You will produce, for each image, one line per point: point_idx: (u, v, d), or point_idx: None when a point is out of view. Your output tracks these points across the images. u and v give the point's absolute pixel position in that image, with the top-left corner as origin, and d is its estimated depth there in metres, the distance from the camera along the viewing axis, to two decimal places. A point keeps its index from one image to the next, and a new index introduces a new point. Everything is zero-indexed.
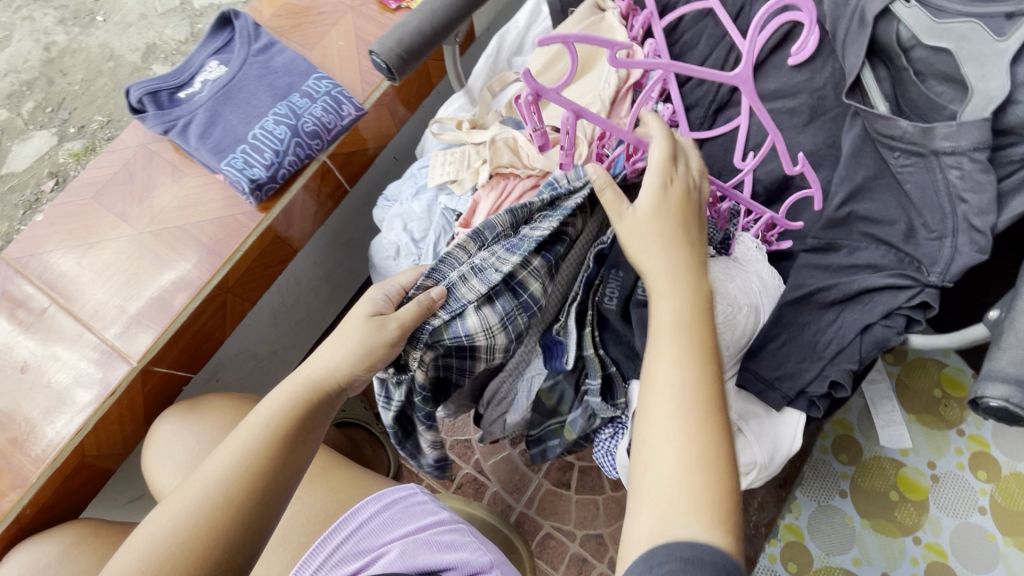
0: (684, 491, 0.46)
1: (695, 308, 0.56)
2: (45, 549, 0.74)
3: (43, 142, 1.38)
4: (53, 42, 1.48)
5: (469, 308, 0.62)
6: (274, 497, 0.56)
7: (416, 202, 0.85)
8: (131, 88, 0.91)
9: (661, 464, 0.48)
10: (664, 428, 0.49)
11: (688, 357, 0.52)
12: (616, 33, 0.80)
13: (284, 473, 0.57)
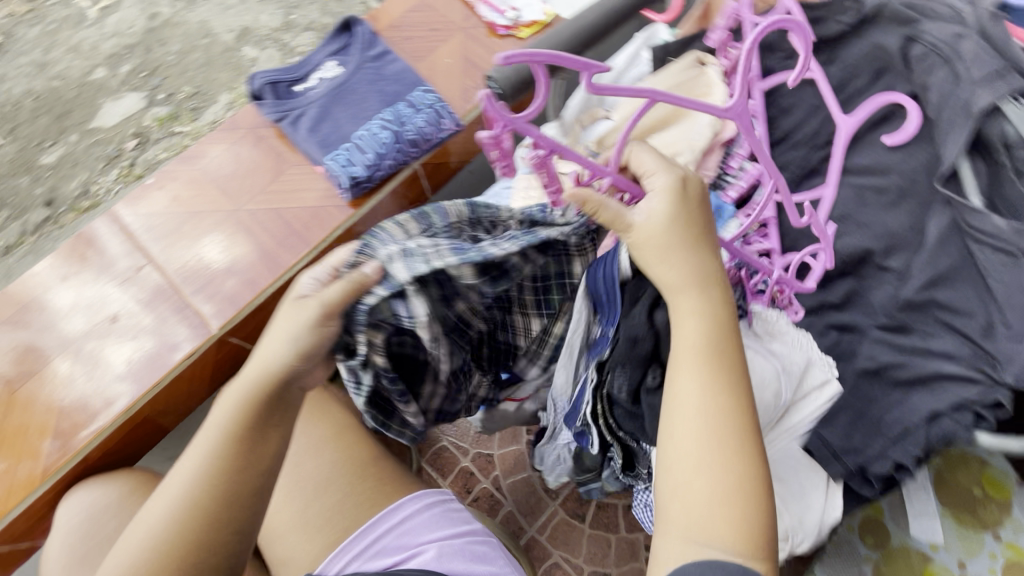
0: (708, 515, 0.51)
1: (703, 351, 0.56)
2: (107, 490, 0.78)
3: (132, 104, 1.47)
4: (157, 13, 1.59)
5: (410, 292, 0.58)
6: (259, 502, 0.55)
7: None
8: (257, 76, 1.06)
9: (696, 490, 0.52)
10: (688, 454, 0.53)
11: (714, 387, 0.54)
12: (714, 88, 0.82)
13: (251, 480, 0.54)
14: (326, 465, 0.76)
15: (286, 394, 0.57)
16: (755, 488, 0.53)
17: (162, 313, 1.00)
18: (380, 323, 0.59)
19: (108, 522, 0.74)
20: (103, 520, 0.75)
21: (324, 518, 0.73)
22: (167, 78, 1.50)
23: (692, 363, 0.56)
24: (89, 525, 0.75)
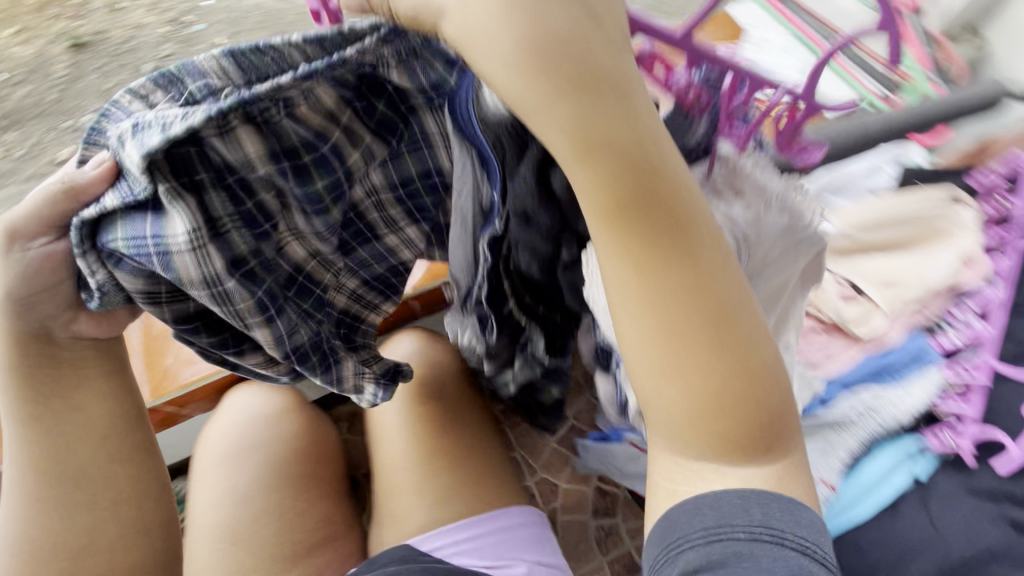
0: (685, 428, 0.45)
1: (605, 206, 0.42)
2: (265, 396, 0.88)
3: None
4: None
5: (162, 202, 0.45)
6: (107, 467, 0.66)
7: None
8: None
9: (669, 404, 0.45)
10: (651, 354, 0.45)
11: (630, 267, 0.43)
12: (965, 232, 0.81)
13: (71, 457, 0.63)
14: (456, 444, 0.85)
15: (46, 334, 0.58)
16: (734, 401, 0.44)
17: None
18: (112, 258, 0.48)
19: (263, 428, 0.85)
20: (261, 425, 0.86)
21: (443, 490, 0.81)
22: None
23: (592, 222, 0.43)
24: (245, 429, 0.85)
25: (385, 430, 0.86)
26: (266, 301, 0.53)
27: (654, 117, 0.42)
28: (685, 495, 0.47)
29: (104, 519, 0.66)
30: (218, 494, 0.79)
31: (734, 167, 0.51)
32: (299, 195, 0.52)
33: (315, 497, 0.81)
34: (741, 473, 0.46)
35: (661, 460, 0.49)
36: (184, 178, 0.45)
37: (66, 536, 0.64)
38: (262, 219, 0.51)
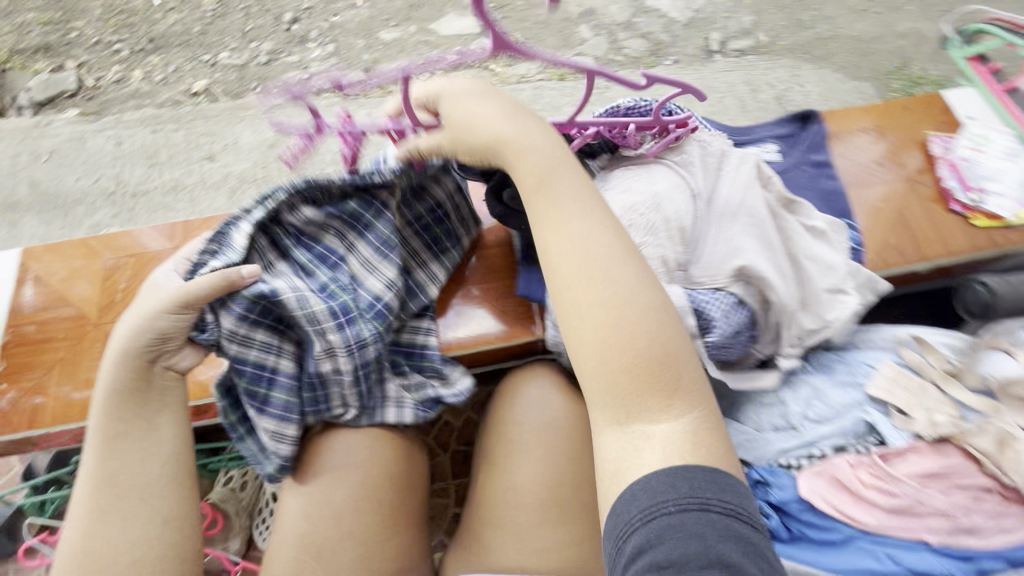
0: (597, 369, 0.57)
1: (569, 268, 0.60)
2: (367, 433, 0.78)
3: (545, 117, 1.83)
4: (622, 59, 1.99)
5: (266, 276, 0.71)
6: (166, 489, 0.66)
7: (838, 391, 0.78)
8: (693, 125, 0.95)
9: (588, 347, 0.58)
10: (597, 345, 0.57)
11: (576, 279, 0.60)
12: None
13: (145, 468, 0.65)
14: (568, 505, 0.79)
15: (151, 363, 0.67)
16: (652, 368, 0.56)
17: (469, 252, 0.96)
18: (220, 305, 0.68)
19: (360, 453, 0.76)
20: (360, 447, 0.77)
21: (544, 548, 0.77)
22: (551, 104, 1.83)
23: (559, 268, 0.61)
24: (342, 450, 0.76)
25: (503, 472, 0.82)
26: (336, 319, 0.72)
27: (499, 121, 0.67)
28: (620, 445, 0.56)
29: (153, 537, 0.63)
30: (299, 517, 0.73)
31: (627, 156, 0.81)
32: (339, 248, 0.78)
33: (407, 532, 0.76)
34: (659, 429, 0.55)
35: (608, 438, 0.57)
36: (261, 243, 0.74)
37: (112, 551, 0.61)
38: (331, 261, 0.78)
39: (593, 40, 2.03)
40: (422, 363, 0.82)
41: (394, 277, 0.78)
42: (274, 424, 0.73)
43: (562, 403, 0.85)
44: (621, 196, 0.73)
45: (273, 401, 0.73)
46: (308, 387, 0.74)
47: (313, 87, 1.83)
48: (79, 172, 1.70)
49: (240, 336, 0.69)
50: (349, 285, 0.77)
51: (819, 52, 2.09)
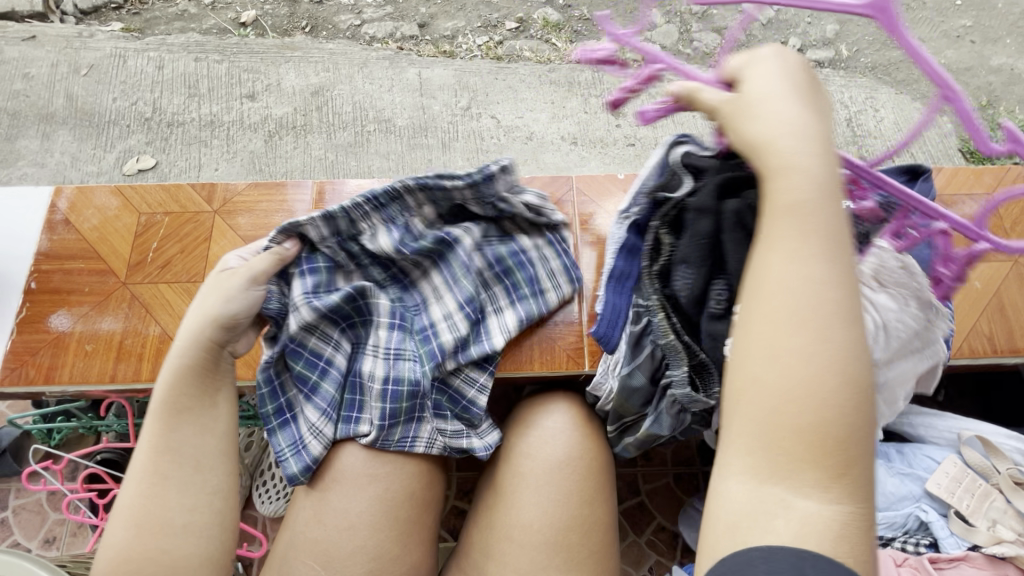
0: (770, 423, 0.47)
1: (800, 315, 0.47)
2: (384, 455, 0.78)
3: (597, 103, 1.70)
4: (689, 43, 1.79)
5: (333, 272, 0.79)
6: (214, 465, 0.69)
7: (893, 479, 0.73)
8: None
9: (773, 386, 0.47)
10: (772, 389, 0.47)
11: (791, 324, 0.47)
12: None
13: (201, 444, 0.69)
14: (576, 548, 0.76)
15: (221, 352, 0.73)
16: (827, 438, 0.46)
17: None
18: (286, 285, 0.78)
19: (378, 468, 0.77)
20: (381, 463, 0.78)
21: None
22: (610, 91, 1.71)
23: (776, 299, 0.48)
24: (362, 461, 0.77)
25: (511, 504, 0.78)
26: (393, 324, 0.80)
27: (781, 106, 0.53)
28: (756, 498, 0.47)
29: (204, 506, 0.67)
30: (314, 520, 0.75)
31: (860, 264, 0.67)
32: (420, 269, 0.82)
33: (416, 546, 0.77)
34: (804, 504, 0.45)
35: (737, 488, 0.48)
36: (343, 253, 0.79)
37: (169, 512, 0.65)
38: (407, 275, 0.82)
39: (663, 27, 1.79)
40: (464, 413, 0.81)
41: (461, 303, 0.81)
42: (314, 420, 0.78)
43: (581, 442, 0.80)
44: None
45: (320, 391, 0.78)
46: (351, 386, 0.79)
47: (363, 35, 1.72)
48: (117, 92, 1.63)
49: (310, 327, 0.77)
50: (413, 307, 0.82)
51: (904, 76, 1.84)
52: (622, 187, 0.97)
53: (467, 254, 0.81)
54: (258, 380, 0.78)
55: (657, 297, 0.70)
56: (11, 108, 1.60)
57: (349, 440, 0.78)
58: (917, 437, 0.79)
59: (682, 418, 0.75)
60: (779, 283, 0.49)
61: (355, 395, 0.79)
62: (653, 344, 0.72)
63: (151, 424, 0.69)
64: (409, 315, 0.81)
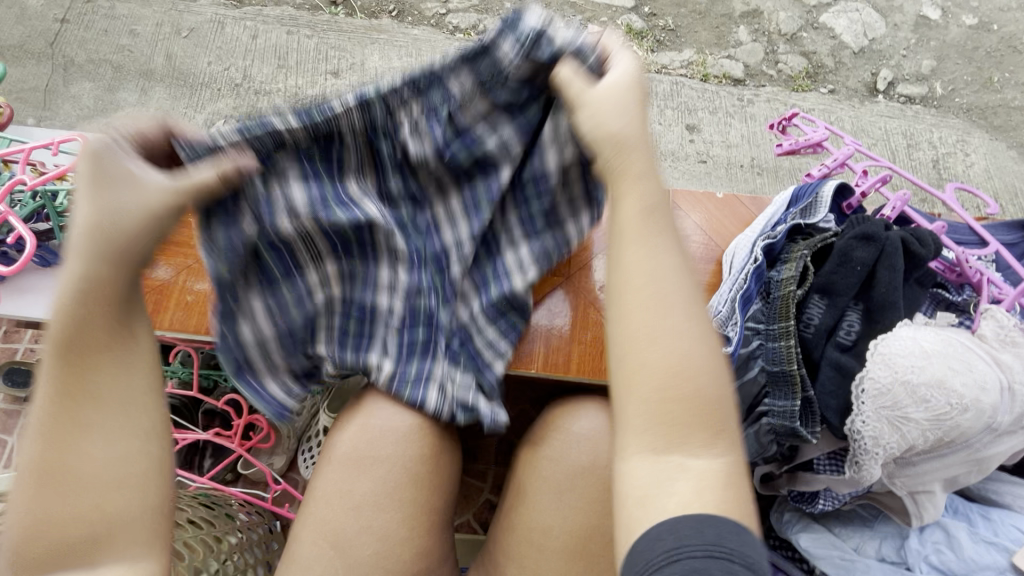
0: (655, 400, 0.52)
1: (651, 295, 0.55)
2: (395, 427, 0.76)
3: (672, 115, 1.67)
4: (775, 64, 1.73)
5: (325, 181, 0.74)
6: (138, 414, 0.53)
7: (971, 541, 0.70)
8: (880, 181, 0.74)
9: (656, 359, 0.53)
10: (649, 368, 0.53)
11: (651, 308, 0.54)
12: None
13: (116, 393, 0.52)
14: (596, 559, 0.71)
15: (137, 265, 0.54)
16: (700, 402, 0.52)
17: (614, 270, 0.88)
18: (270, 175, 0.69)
19: (381, 451, 0.75)
20: (385, 443, 0.75)
21: None
22: (687, 105, 1.68)
23: (637, 287, 0.55)
24: (361, 443, 0.75)
25: (528, 506, 0.74)
26: (408, 264, 0.78)
27: (611, 111, 0.62)
28: (650, 474, 0.51)
29: (136, 451, 0.52)
30: (326, 498, 0.73)
31: (987, 319, 0.62)
32: (445, 207, 0.80)
33: (428, 534, 0.74)
34: (695, 464, 0.51)
35: (638, 466, 0.52)
36: (368, 157, 0.76)
37: (87, 465, 0.50)
38: (427, 207, 0.80)
39: (749, 45, 1.74)
40: (478, 372, 0.79)
41: (476, 235, 0.79)
42: (285, 331, 0.75)
43: (601, 448, 0.75)
44: (921, 348, 0.59)
45: (295, 293, 0.75)
46: (355, 313, 0.78)
47: (448, 24, 1.74)
48: (213, 56, 1.69)
49: (302, 232, 0.72)
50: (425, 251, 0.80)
51: (1002, 121, 1.74)
52: (715, 205, 0.93)
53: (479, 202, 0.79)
54: (216, 271, 0.68)
55: (790, 324, 0.65)
56: (115, 62, 1.68)
57: (355, 420, 0.77)
58: (998, 504, 0.75)
59: (772, 450, 0.69)
60: (644, 273, 0.56)
61: (359, 319, 0.78)
62: (762, 369, 0.67)
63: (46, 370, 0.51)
64: (422, 254, 0.79)
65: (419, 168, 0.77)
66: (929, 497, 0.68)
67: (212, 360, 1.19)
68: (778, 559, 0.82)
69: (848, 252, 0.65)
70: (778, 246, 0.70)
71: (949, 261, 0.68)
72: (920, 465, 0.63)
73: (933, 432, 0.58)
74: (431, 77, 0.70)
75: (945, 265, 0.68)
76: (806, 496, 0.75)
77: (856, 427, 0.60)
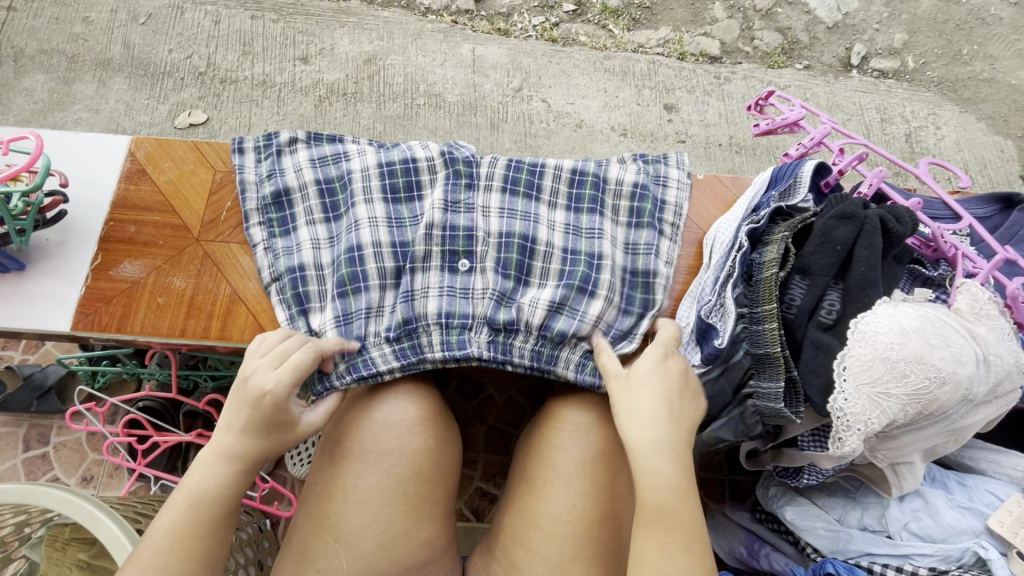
0: None
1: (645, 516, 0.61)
2: (401, 412, 0.75)
3: (650, 95, 1.66)
4: (752, 41, 1.73)
5: None
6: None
7: (948, 507, 0.72)
8: (860, 159, 0.74)
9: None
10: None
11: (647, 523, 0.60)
12: None
13: (215, 543, 0.63)
14: (605, 544, 0.71)
15: None
16: None
17: None
18: None
19: (387, 442, 0.74)
20: (389, 436, 0.74)
21: None
22: (664, 85, 1.67)
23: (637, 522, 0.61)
24: (367, 437, 0.74)
25: (538, 492, 0.73)
26: (404, 203, 0.81)
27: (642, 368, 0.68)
28: None
29: None
30: (328, 493, 0.73)
31: (964, 292, 0.63)
32: (457, 206, 0.80)
33: (429, 522, 0.73)
34: None
35: None
36: None
37: None
38: None
39: (725, 22, 1.73)
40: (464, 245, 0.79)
41: (502, 230, 0.79)
42: (297, 159, 0.83)
43: (606, 437, 0.75)
44: (899, 325, 0.59)
45: (319, 185, 0.82)
46: (329, 194, 0.82)
47: (418, 5, 1.68)
48: (173, 44, 1.61)
49: (303, 188, 0.82)
50: (411, 215, 0.81)
51: (970, 94, 1.76)
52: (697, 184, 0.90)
53: (514, 214, 0.81)
54: None
55: (774, 306, 0.65)
56: (70, 52, 1.59)
57: (361, 412, 0.76)
58: (975, 470, 0.77)
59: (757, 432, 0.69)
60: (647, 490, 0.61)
61: (344, 195, 0.81)
62: (745, 353, 0.67)
63: (177, 518, 0.62)
64: (453, 206, 0.80)
65: (405, 226, 0.80)
66: (909, 468, 0.70)
67: (190, 361, 1.16)
68: (764, 534, 0.90)
69: (828, 232, 0.65)
70: (760, 230, 0.71)
71: (925, 237, 0.69)
72: (902, 438, 0.65)
73: (913, 406, 0.59)
74: (447, 200, 0.80)
75: (920, 243, 0.69)
76: (792, 472, 0.78)
77: (838, 404, 0.60)
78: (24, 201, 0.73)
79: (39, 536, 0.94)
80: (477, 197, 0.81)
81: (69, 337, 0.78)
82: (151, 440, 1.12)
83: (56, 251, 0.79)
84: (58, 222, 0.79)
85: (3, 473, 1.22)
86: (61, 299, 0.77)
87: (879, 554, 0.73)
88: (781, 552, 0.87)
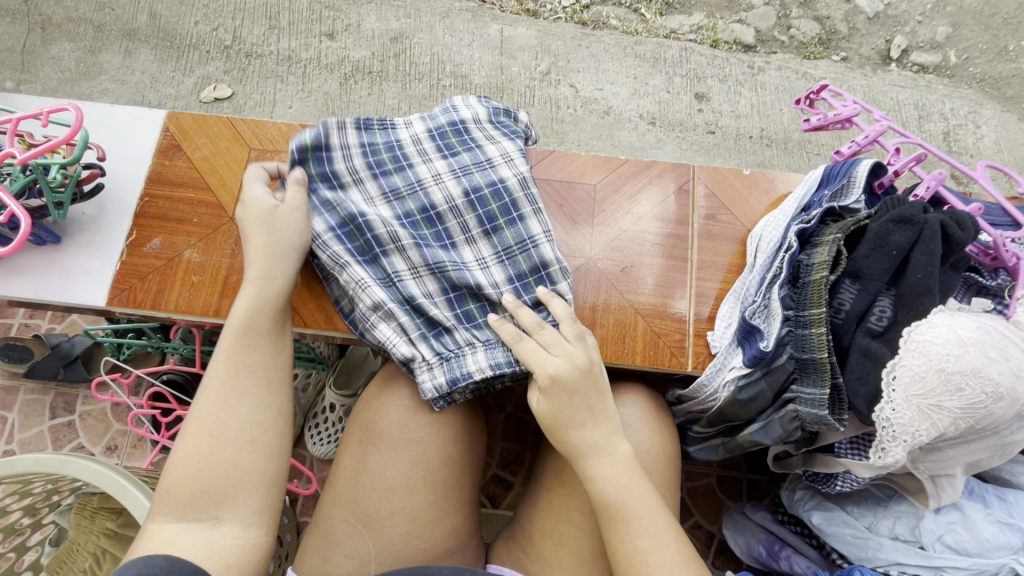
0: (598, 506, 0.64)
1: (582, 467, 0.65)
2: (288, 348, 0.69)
3: (682, 83, 1.61)
4: (790, 29, 1.67)
5: None
6: (275, 395, 0.65)
7: (987, 522, 0.71)
8: (921, 161, 0.71)
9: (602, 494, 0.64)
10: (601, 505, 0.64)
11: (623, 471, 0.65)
12: None
13: (250, 406, 0.63)
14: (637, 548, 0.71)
15: None
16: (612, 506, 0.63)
17: (647, 250, 0.84)
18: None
19: (417, 431, 0.73)
20: (418, 425, 0.74)
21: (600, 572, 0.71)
22: (696, 73, 1.62)
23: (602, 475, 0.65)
24: (395, 425, 0.74)
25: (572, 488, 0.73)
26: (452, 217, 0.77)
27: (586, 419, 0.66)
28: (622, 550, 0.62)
29: (258, 442, 0.62)
30: (354, 477, 0.73)
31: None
32: (487, 223, 0.77)
33: (456, 511, 0.73)
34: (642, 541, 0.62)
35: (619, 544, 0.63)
36: None
37: (224, 469, 0.60)
38: None
39: (761, 9, 1.66)
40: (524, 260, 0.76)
41: (520, 242, 0.76)
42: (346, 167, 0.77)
43: (651, 434, 0.74)
44: (957, 338, 0.57)
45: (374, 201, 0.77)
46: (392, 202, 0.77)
47: None
48: (199, 16, 1.58)
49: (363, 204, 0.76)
50: (451, 262, 0.75)
51: (1014, 92, 1.69)
52: (744, 183, 0.87)
53: (534, 240, 0.77)
54: None
55: (823, 311, 0.63)
56: (97, 20, 1.58)
57: (382, 398, 0.76)
58: (1015, 484, 0.76)
59: (795, 438, 0.67)
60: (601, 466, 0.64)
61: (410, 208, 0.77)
62: (789, 357, 0.66)
63: (226, 349, 0.65)
64: (485, 219, 0.77)
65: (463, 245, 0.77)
66: (950, 480, 0.68)
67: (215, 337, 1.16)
68: (784, 534, 0.89)
69: (883, 236, 0.63)
70: (811, 230, 0.69)
71: (986, 247, 0.67)
72: (946, 453, 0.63)
73: (964, 420, 0.58)
74: (485, 217, 0.77)
75: (978, 254, 0.68)
76: (822, 477, 0.77)
77: (885, 415, 0.59)
78: (62, 173, 0.73)
79: (67, 504, 0.96)
80: (520, 225, 0.77)
81: (102, 311, 0.78)
82: (175, 413, 1.14)
83: (92, 224, 0.79)
84: (94, 196, 0.78)
85: (29, 439, 1.25)
86: (95, 274, 0.77)
87: (911, 563, 0.72)
88: (803, 555, 0.86)
